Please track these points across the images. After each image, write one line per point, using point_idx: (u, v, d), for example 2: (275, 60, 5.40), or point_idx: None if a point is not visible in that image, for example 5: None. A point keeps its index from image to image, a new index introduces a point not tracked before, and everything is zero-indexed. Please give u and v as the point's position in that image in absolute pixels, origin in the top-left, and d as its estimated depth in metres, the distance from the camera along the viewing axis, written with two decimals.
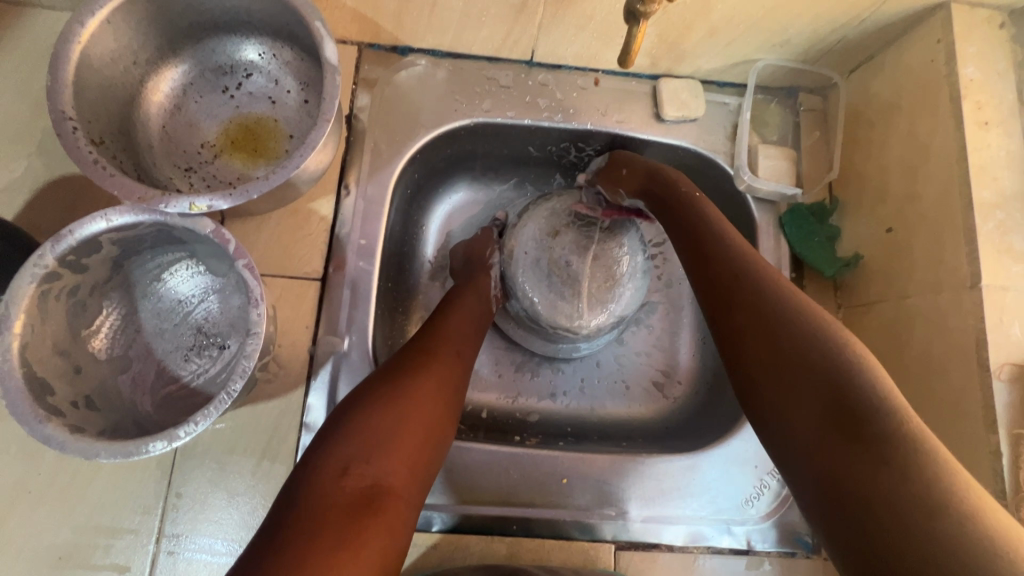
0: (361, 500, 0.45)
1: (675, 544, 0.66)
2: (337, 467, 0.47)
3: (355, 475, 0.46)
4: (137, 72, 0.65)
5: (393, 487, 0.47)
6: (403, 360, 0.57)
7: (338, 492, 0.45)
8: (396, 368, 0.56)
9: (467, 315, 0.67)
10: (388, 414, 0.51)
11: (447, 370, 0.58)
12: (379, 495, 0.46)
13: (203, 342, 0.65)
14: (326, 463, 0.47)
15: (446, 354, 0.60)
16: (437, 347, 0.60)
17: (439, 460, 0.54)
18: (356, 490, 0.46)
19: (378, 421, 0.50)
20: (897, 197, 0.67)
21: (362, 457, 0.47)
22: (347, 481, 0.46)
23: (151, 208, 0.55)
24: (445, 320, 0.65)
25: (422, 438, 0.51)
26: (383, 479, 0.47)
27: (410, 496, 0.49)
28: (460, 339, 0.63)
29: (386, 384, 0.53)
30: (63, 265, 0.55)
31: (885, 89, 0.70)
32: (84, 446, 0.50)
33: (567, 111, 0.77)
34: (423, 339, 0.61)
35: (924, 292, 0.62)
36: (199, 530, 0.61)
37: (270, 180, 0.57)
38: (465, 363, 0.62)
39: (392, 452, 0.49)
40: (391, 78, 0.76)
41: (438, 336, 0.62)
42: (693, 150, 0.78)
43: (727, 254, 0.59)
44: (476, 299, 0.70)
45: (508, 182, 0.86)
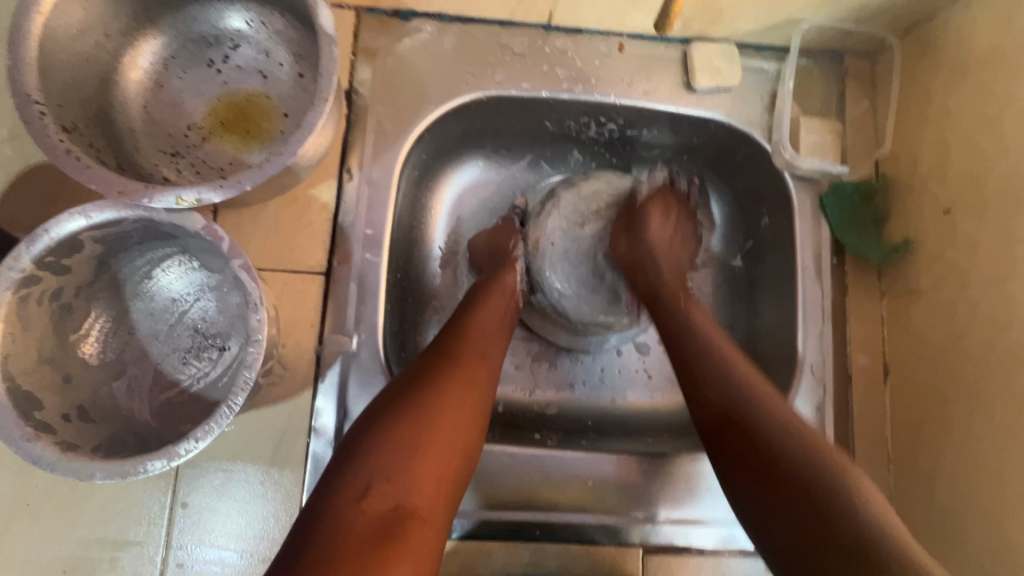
0: (382, 525, 0.41)
1: (706, 547, 0.63)
2: (356, 490, 0.43)
3: (376, 496, 0.42)
4: (111, 46, 0.59)
5: (416, 510, 0.43)
6: (426, 367, 0.53)
7: (357, 519, 0.41)
8: (417, 375, 0.51)
9: (491, 313, 0.62)
10: (409, 428, 0.46)
11: (472, 377, 0.53)
12: (402, 520, 0.42)
13: (201, 344, 0.60)
14: (344, 486, 0.43)
15: (471, 357, 0.55)
16: (460, 350, 0.55)
17: (467, 475, 0.49)
18: (377, 514, 0.41)
19: (398, 436, 0.46)
20: (960, 175, 0.60)
21: (382, 476, 0.43)
22: (367, 504, 0.42)
23: (134, 203, 0.50)
24: (468, 319, 0.60)
25: (447, 454, 0.47)
26: (406, 502, 0.43)
27: (437, 518, 0.44)
28: (485, 340, 0.58)
29: (407, 395, 0.49)
30: (42, 266, 0.50)
31: (947, 53, 0.62)
32: (76, 466, 0.46)
33: (588, 81, 0.70)
34: (446, 341, 0.56)
35: (988, 281, 0.57)
36: (207, 541, 0.58)
37: (264, 169, 0.51)
38: (491, 366, 0.57)
39: (414, 471, 0.44)
40: (394, 47, 0.69)
41: (463, 336, 0.57)
42: (727, 124, 0.71)
43: (693, 331, 0.58)
44: (499, 294, 0.65)
45: (522, 160, 0.79)
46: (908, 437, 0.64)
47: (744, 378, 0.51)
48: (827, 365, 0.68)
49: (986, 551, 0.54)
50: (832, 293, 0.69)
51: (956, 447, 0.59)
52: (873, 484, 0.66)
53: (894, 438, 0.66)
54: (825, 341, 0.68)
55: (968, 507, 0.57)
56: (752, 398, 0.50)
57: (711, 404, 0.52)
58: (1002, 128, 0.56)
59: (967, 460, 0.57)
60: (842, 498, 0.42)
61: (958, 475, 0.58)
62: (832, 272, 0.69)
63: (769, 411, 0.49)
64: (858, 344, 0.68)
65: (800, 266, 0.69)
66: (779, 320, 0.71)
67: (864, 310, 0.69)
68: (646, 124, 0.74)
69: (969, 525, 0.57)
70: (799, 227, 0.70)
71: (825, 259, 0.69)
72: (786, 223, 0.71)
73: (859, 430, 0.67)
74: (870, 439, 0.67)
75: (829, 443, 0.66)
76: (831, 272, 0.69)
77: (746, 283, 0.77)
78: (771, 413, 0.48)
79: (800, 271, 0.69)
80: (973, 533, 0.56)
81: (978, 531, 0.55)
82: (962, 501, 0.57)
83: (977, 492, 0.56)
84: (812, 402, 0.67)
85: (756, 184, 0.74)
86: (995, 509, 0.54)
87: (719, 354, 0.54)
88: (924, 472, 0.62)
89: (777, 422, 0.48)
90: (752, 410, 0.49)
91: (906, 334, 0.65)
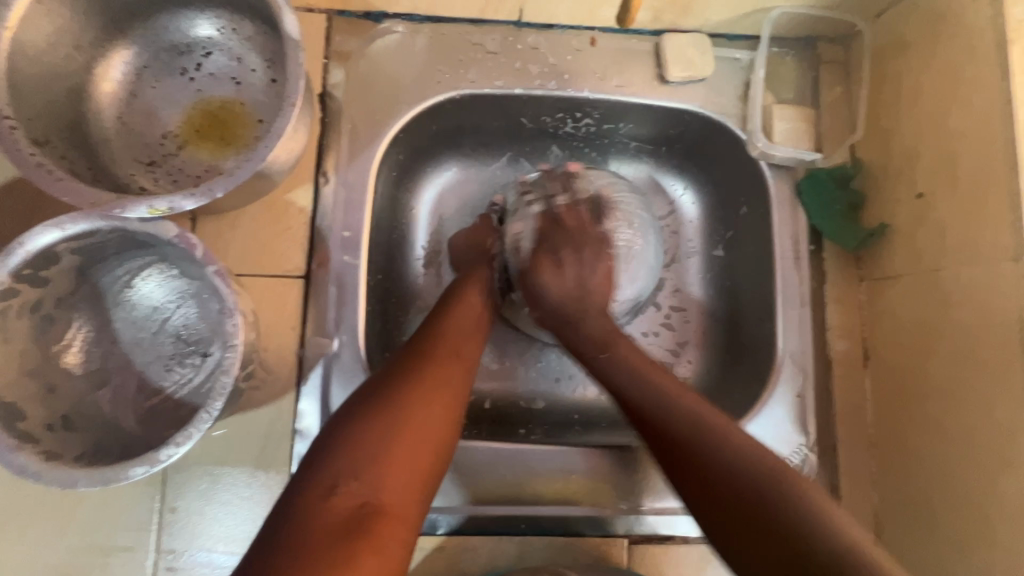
0: (350, 522, 0.42)
1: (690, 535, 0.64)
2: (324, 487, 0.43)
3: (344, 493, 0.43)
4: (82, 58, 0.59)
5: (385, 507, 0.44)
6: (401, 365, 0.53)
7: (324, 515, 0.41)
8: (391, 374, 0.52)
9: (467, 311, 0.63)
10: (379, 426, 0.47)
11: (446, 375, 0.54)
12: (370, 516, 0.42)
13: (184, 351, 0.61)
14: (313, 483, 0.44)
15: (445, 356, 0.56)
16: (436, 349, 0.56)
17: (440, 473, 0.50)
18: (345, 510, 0.42)
19: (368, 433, 0.46)
20: (931, 159, 0.61)
21: (351, 474, 0.44)
22: (335, 501, 0.42)
23: (108, 214, 0.50)
24: (444, 317, 0.60)
25: (418, 451, 0.47)
26: (374, 498, 0.43)
27: (407, 514, 0.45)
28: (461, 339, 0.59)
29: (380, 393, 0.50)
30: (19, 280, 0.51)
31: (916, 36, 0.63)
32: (59, 475, 0.47)
33: (561, 76, 0.70)
34: (422, 340, 0.57)
35: (960, 264, 0.57)
36: (198, 545, 0.59)
37: (235, 176, 0.52)
38: (468, 364, 0.57)
39: (383, 467, 0.45)
40: (366, 49, 0.69)
41: (438, 334, 0.58)
42: (701, 114, 0.71)
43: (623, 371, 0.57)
44: (476, 291, 0.65)
45: (501, 157, 0.79)
46: (889, 420, 0.65)
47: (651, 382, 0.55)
48: (807, 351, 0.68)
49: (967, 531, 0.55)
50: (810, 279, 0.69)
51: (933, 429, 0.59)
52: (856, 469, 0.67)
53: (876, 422, 0.66)
54: (805, 328, 0.68)
55: (948, 487, 0.57)
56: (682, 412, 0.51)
57: (634, 410, 0.54)
58: (971, 109, 0.56)
59: (945, 441, 0.58)
60: (773, 495, 0.43)
61: (937, 458, 0.59)
62: (810, 259, 0.70)
63: (697, 427, 0.49)
64: (838, 330, 0.69)
65: (777, 254, 0.69)
66: (760, 308, 0.72)
67: (843, 296, 0.69)
68: (622, 117, 0.74)
69: (947, 504, 0.57)
70: (777, 215, 0.70)
71: (803, 246, 0.70)
72: (764, 212, 0.71)
73: (841, 415, 0.67)
74: (853, 423, 0.67)
75: (811, 428, 0.67)
76: (809, 259, 0.70)
77: (727, 273, 0.77)
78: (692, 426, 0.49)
79: (778, 259, 0.70)
80: (953, 513, 0.57)
81: (959, 510, 0.56)
82: (942, 482, 0.58)
83: (955, 472, 0.57)
84: (793, 388, 0.67)
85: (733, 173, 0.75)
86: (976, 489, 0.55)
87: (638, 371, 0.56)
88: (905, 455, 0.62)
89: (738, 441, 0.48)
90: (668, 425, 0.50)
91: (885, 318, 0.66)
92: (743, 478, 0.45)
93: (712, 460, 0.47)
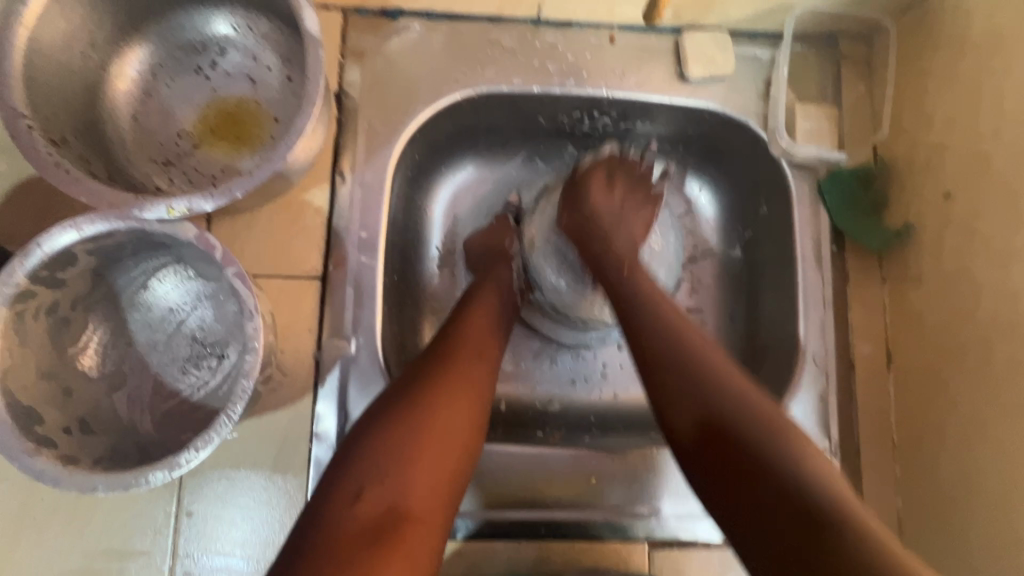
0: (376, 528, 0.41)
1: (712, 540, 0.63)
2: (349, 494, 0.43)
3: (369, 499, 0.42)
4: (97, 56, 0.58)
5: (411, 512, 0.43)
6: (423, 368, 0.53)
7: (350, 521, 0.41)
8: (413, 377, 0.52)
9: (487, 311, 0.62)
10: (403, 429, 0.46)
11: (469, 377, 0.53)
12: (397, 521, 0.42)
13: (200, 353, 0.60)
14: (338, 490, 0.43)
15: (467, 357, 0.55)
16: (457, 351, 0.55)
17: (466, 476, 0.49)
18: (370, 517, 0.42)
19: (392, 437, 0.46)
20: (958, 158, 0.60)
21: (376, 479, 0.43)
22: (360, 508, 0.42)
23: (126, 214, 0.50)
24: (464, 319, 0.60)
25: (443, 454, 0.47)
26: (400, 504, 0.43)
27: (434, 519, 0.44)
28: (482, 340, 0.58)
29: (403, 397, 0.49)
30: (35, 281, 0.50)
31: (943, 34, 0.62)
32: (78, 480, 0.46)
33: (580, 75, 0.69)
34: (443, 342, 0.56)
35: (988, 265, 0.56)
36: (214, 549, 0.58)
37: (254, 176, 0.51)
38: (489, 366, 0.57)
39: (408, 472, 0.44)
40: (383, 47, 0.68)
41: (459, 335, 0.57)
42: (721, 113, 0.70)
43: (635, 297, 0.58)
44: (495, 291, 0.65)
45: (517, 157, 0.79)
46: (913, 423, 0.64)
47: (693, 346, 0.52)
48: (829, 353, 0.67)
49: (995, 538, 0.54)
50: (832, 280, 0.68)
51: (961, 432, 0.58)
52: (879, 472, 0.66)
53: (900, 425, 0.65)
54: (827, 330, 0.67)
55: (975, 492, 0.56)
56: (732, 409, 0.46)
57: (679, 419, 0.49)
58: (1000, 107, 0.55)
59: (973, 446, 0.57)
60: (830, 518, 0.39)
61: (964, 462, 0.58)
62: (833, 260, 0.69)
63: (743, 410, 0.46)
64: (861, 332, 0.68)
65: (799, 254, 0.68)
66: (781, 309, 0.71)
67: (865, 297, 0.68)
68: (640, 117, 0.73)
69: (975, 510, 0.56)
70: (798, 216, 0.69)
71: (825, 247, 0.69)
72: (785, 212, 0.70)
73: (863, 418, 0.67)
74: (875, 426, 0.66)
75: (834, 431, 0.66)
76: (831, 260, 0.69)
77: (746, 274, 0.76)
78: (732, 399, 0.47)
79: (800, 260, 0.69)
80: (980, 518, 0.56)
81: (986, 515, 0.55)
82: (970, 488, 0.57)
83: (983, 477, 0.56)
84: (815, 391, 0.66)
85: (753, 173, 0.74)
86: (1003, 494, 0.53)
87: (669, 324, 0.54)
88: (930, 459, 0.61)
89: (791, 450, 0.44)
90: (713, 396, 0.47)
91: (910, 319, 0.65)
92: (773, 449, 0.44)
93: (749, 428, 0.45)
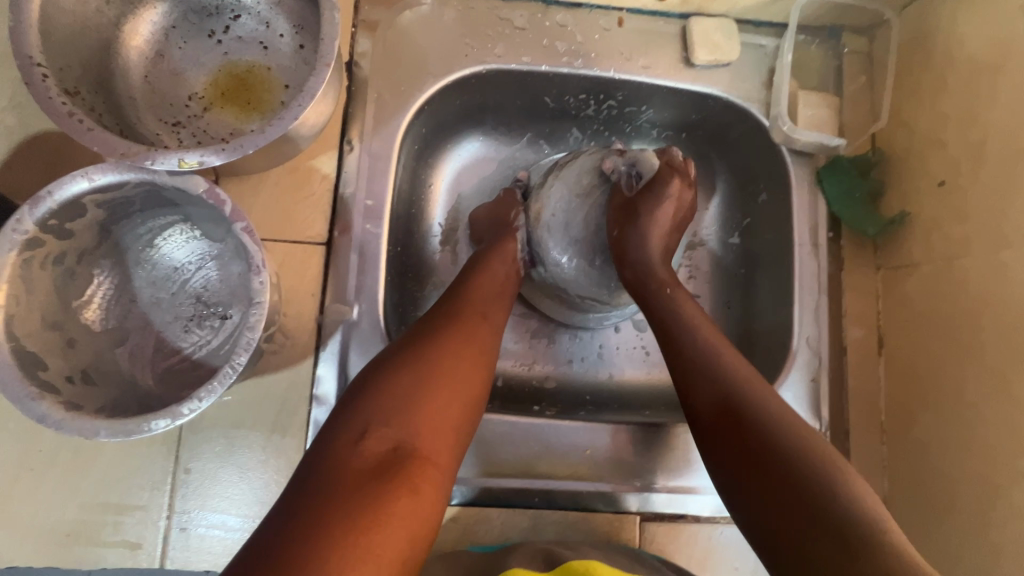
0: (381, 464, 0.45)
1: (702, 514, 0.64)
2: (356, 433, 0.47)
3: (374, 439, 0.47)
4: (112, 14, 0.59)
5: (416, 451, 0.47)
6: (428, 326, 0.57)
7: (357, 457, 0.45)
8: (418, 333, 0.56)
9: (493, 279, 0.64)
10: (407, 381, 0.50)
11: (470, 334, 0.57)
12: (400, 458, 0.46)
13: (203, 312, 0.61)
14: (345, 429, 0.48)
15: (470, 318, 0.59)
16: (460, 311, 0.59)
17: (469, 426, 0.53)
18: (376, 454, 0.46)
19: (397, 385, 0.50)
20: (953, 148, 0.61)
21: (381, 421, 0.48)
22: (366, 446, 0.46)
23: (137, 165, 0.50)
24: (469, 282, 0.63)
25: (447, 403, 0.51)
26: (404, 443, 0.47)
27: (438, 460, 0.48)
28: (486, 301, 0.62)
29: (408, 349, 0.53)
30: (45, 230, 0.51)
31: (943, 26, 0.63)
32: (81, 424, 0.47)
33: (588, 55, 0.71)
34: (448, 302, 0.60)
35: (979, 250, 0.58)
36: (211, 506, 0.59)
37: (266, 134, 0.52)
38: (492, 325, 0.60)
39: (412, 417, 0.48)
40: (395, 20, 0.69)
41: (463, 298, 0.61)
42: (725, 99, 0.72)
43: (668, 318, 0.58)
44: (501, 261, 0.67)
45: (522, 138, 0.80)
46: (901, 408, 0.65)
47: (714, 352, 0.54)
48: (822, 337, 0.69)
49: (979, 516, 0.55)
50: (828, 266, 0.70)
51: (949, 415, 0.59)
52: (867, 456, 0.67)
53: (889, 408, 0.67)
54: (821, 314, 0.69)
55: (960, 472, 0.58)
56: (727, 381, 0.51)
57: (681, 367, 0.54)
58: (995, 99, 0.57)
59: (958, 427, 0.58)
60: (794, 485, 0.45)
61: (950, 444, 0.59)
62: (829, 246, 0.70)
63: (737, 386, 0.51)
64: (854, 317, 0.69)
65: (796, 240, 0.70)
66: (776, 294, 0.72)
67: (860, 285, 0.70)
68: (645, 101, 0.74)
69: (960, 489, 0.58)
70: (796, 202, 0.70)
71: (822, 234, 0.70)
72: (783, 199, 0.72)
73: (853, 401, 0.68)
74: (865, 410, 0.68)
75: (823, 413, 0.67)
76: (828, 246, 0.70)
77: (744, 260, 0.77)
78: (789, 428, 0.47)
79: (797, 245, 0.70)
80: (965, 496, 0.57)
81: (969, 493, 0.57)
82: (957, 468, 0.58)
83: (968, 458, 0.57)
84: (808, 373, 0.68)
85: (753, 161, 0.75)
86: (986, 473, 0.55)
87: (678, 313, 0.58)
88: (918, 441, 0.63)
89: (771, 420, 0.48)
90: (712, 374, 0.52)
91: (902, 306, 0.66)
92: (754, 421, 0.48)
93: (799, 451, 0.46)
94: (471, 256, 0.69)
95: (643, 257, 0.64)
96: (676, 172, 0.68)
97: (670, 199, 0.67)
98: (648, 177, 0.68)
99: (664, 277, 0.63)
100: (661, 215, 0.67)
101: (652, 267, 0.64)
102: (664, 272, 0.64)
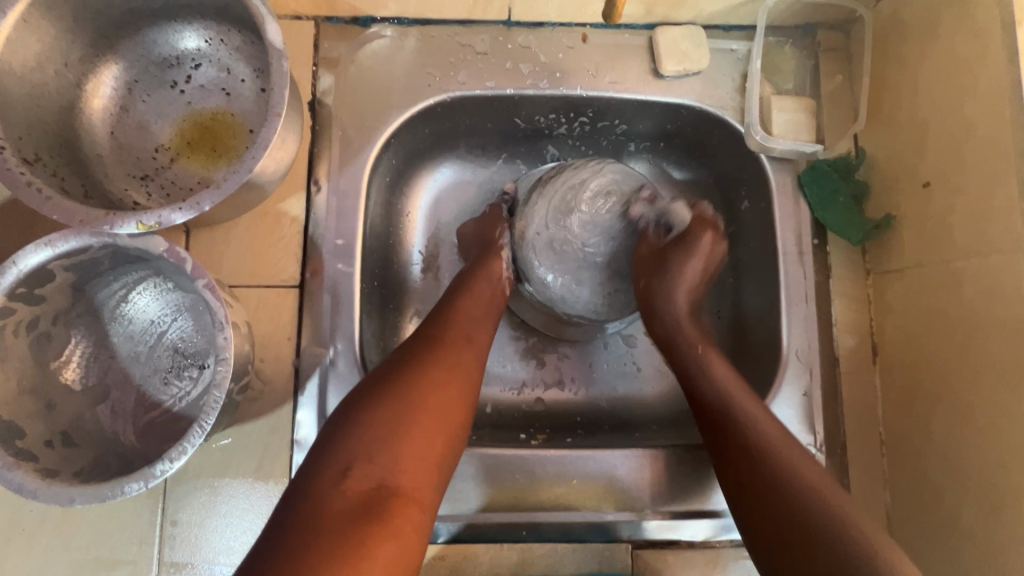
0: (362, 502, 0.44)
1: (696, 540, 0.63)
2: (337, 470, 0.46)
3: (356, 476, 0.46)
4: (71, 75, 0.59)
5: (399, 488, 0.46)
6: (411, 351, 0.56)
7: (339, 497, 0.44)
8: (403, 358, 0.55)
9: (477, 300, 0.63)
10: (389, 414, 0.49)
11: (456, 359, 0.56)
12: (382, 497, 0.45)
13: (182, 363, 0.61)
14: (325, 466, 0.46)
15: (454, 341, 0.58)
16: (445, 335, 0.58)
17: (453, 458, 0.52)
18: (357, 492, 0.45)
19: (377, 418, 0.49)
20: (937, 146, 0.59)
21: (364, 456, 0.47)
22: (347, 484, 0.45)
23: (97, 230, 0.50)
24: (454, 303, 0.62)
25: (431, 435, 0.50)
26: (387, 479, 0.46)
27: (422, 496, 0.47)
28: (471, 322, 0.61)
29: (391, 378, 0.52)
30: (14, 298, 0.51)
31: (919, 18, 0.60)
32: (56, 492, 0.47)
33: (554, 75, 0.69)
34: (432, 326, 0.59)
35: (968, 256, 0.55)
36: (200, 557, 0.59)
37: (221, 188, 0.51)
38: (478, 349, 0.59)
39: (395, 452, 0.47)
40: (355, 55, 0.68)
41: (447, 322, 0.60)
42: (698, 108, 0.70)
43: (703, 369, 0.58)
44: (484, 280, 0.65)
45: (498, 159, 0.78)
46: (898, 418, 0.63)
47: (744, 407, 0.54)
48: (813, 348, 0.66)
49: (981, 536, 0.53)
50: (815, 273, 0.67)
51: (948, 426, 0.57)
52: (866, 470, 0.65)
53: (887, 419, 0.64)
54: (810, 324, 0.67)
55: (961, 489, 0.55)
56: (745, 419, 0.53)
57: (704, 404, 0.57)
58: (975, 95, 0.54)
59: (959, 442, 0.55)
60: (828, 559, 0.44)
61: (950, 457, 0.57)
62: (815, 253, 0.68)
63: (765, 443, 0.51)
64: (846, 325, 0.67)
65: (779, 249, 0.68)
66: (763, 304, 0.70)
67: (848, 291, 0.67)
68: (616, 115, 0.73)
69: (964, 509, 0.55)
70: (779, 209, 0.68)
71: (806, 241, 0.68)
72: (765, 206, 0.70)
73: (849, 412, 0.66)
74: (862, 422, 0.65)
75: (819, 425, 0.65)
76: (814, 254, 0.68)
77: (731, 269, 0.75)
78: (789, 469, 0.49)
79: (781, 255, 0.68)
80: (965, 514, 0.55)
81: (971, 508, 0.54)
82: (959, 485, 0.56)
83: (966, 471, 0.55)
84: (800, 386, 0.65)
85: (733, 168, 0.73)
86: (991, 489, 0.52)
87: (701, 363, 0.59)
88: (916, 455, 0.60)
89: (805, 479, 0.48)
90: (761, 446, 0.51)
91: (895, 313, 0.63)
92: (787, 460, 0.50)
93: (805, 518, 0.46)
94: (456, 273, 0.68)
95: (670, 314, 0.63)
96: (706, 224, 0.67)
97: (704, 250, 0.65)
98: (679, 229, 0.68)
99: (692, 335, 0.61)
100: (692, 269, 0.65)
101: (681, 326, 0.62)
102: (692, 329, 0.62)
